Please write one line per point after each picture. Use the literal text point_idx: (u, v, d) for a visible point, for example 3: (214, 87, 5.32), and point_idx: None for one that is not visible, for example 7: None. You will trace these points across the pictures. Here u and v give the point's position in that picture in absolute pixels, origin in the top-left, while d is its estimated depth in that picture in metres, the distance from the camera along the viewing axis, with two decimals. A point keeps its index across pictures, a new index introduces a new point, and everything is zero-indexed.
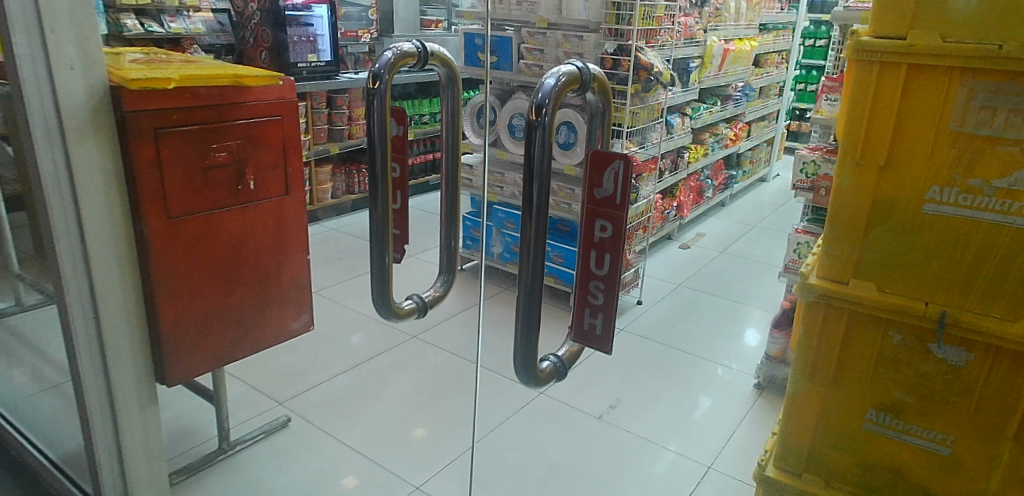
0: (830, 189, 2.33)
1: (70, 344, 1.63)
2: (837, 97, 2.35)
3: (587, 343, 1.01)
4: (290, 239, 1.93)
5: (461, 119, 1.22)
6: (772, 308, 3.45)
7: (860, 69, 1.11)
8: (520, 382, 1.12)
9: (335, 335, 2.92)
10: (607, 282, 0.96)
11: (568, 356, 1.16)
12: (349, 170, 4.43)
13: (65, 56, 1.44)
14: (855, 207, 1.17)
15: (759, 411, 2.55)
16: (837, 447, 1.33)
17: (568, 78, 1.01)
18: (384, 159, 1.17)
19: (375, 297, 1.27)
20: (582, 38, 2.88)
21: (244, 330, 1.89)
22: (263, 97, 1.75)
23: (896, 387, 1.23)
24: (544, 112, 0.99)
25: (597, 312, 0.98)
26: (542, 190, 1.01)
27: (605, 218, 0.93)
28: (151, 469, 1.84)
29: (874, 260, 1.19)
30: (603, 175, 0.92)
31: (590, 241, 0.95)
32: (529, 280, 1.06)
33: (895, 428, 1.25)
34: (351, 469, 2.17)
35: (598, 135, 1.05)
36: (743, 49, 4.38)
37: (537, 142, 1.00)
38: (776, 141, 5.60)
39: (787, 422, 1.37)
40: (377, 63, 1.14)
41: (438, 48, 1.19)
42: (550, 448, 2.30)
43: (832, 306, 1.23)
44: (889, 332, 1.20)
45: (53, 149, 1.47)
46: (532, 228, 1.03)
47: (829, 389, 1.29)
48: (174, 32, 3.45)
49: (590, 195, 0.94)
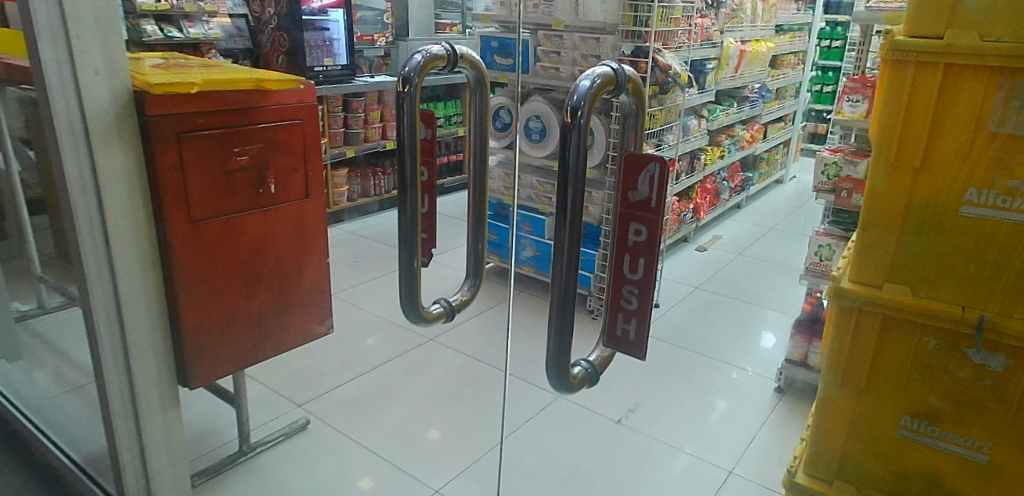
0: (853, 191, 2.30)
1: (94, 346, 1.64)
2: (859, 98, 2.32)
3: (619, 348, 1.00)
4: (311, 242, 1.94)
5: (489, 121, 1.21)
6: (790, 311, 3.42)
7: (894, 70, 1.09)
8: (552, 388, 1.11)
9: (353, 337, 2.92)
10: (642, 287, 0.94)
11: (599, 361, 1.15)
12: (366, 172, 4.44)
13: (90, 61, 1.45)
14: (890, 210, 1.16)
15: (780, 415, 2.52)
16: (870, 454, 1.31)
17: (602, 79, 1.00)
18: (414, 162, 1.17)
19: (403, 301, 1.26)
20: (599, 40, 2.87)
21: (266, 333, 1.90)
22: (285, 100, 1.76)
23: (931, 393, 1.21)
24: (579, 114, 0.98)
25: (631, 317, 0.97)
26: (576, 193, 1.00)
27: (640, 221, 0.92)
28: (173, 471, 1.85)
29: (909, 264, 1.17)
30: (638, 178, 0.91)
31: (624, 244, 0.94)
32: (561, 285, 1.05)
33: (930, 434, 1.23)
34: (371, 471, 2.17)
35: (631, 138, 1.04)
36: (759, 50, 4.35)
37: (572, 145, 0.99)
38: (793, 143, 5.56)
39: (817, 429, 1.35)
40: (406, 66, 1.14)
41: (467, 51, 1.18)
42: (569, 452, 2.29)
43: (866, 310, 1.21)
44: (925, 336, 1.18)
45: (79, 154, 1.48)
46: (566, 233, 1.02)
47: (862, 394, 1.27)
48: (194, 37, 3.43)
49: (624, 197, 0.93)
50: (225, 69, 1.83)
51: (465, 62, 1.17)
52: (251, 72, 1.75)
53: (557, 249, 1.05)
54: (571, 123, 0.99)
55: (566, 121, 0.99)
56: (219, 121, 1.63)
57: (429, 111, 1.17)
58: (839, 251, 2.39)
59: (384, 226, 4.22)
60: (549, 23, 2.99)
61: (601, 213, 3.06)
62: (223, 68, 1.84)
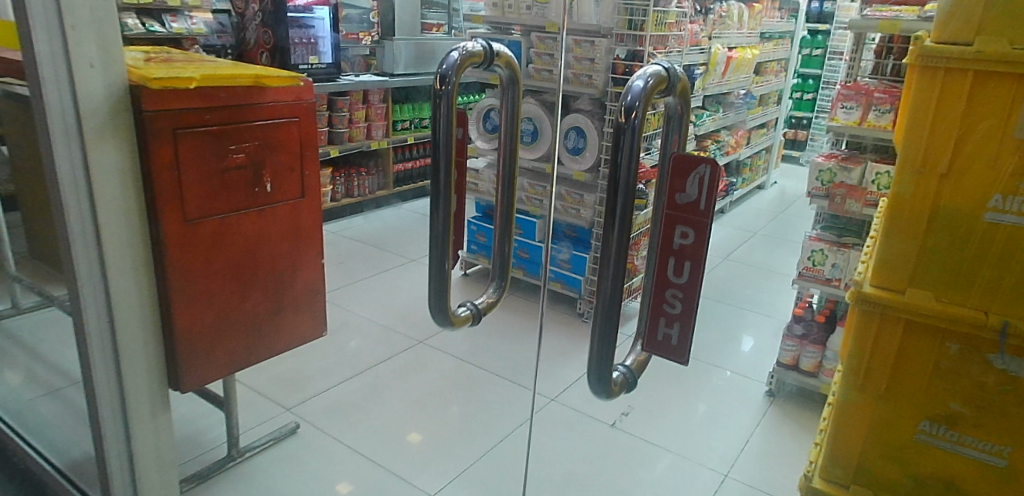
0: (847, 197, 2.33)
1: (82, 348, 1.58)
2: (853, 105, 2.33)
3: (659, 352, 0.99)
4: (307, 243, 1.90)
5: (520, 121, 1.20)
6: (775, 315, 3.45)
7: (923, 75, 1.10)
8: (594, 394, 1.09)
9: (341, 340, 2.87)
10: (686, 292, 0.93)
11: (636, 365, 1.13)
12: (349, 172, 4.35)
13: (85, 54, 1.40)
14: (915, 215, 1.16)
15: (772, 418, 2.53)
16: (887, 458, 1.31)
17: (655, 79, 0.99)
18: (449, 164, 1.16)
19: (432, 304, 1.26)
20: (594, 44, 2.83)
21: (260, 335, 1.86)
22: (283, 96, 1.72)
23: (952, 397, 1.21)
24: (633, 115, 0.97)
25: (674, 322, 0.96)
26: (627, 197, 0.98)
27: (687, 224, 0.91)
28: (163, 477, 1.80)
29: (932, 269, 1.18)
30: (687, 180, 0.90)
31: (669, 247, 0.93)
32: (608, 295, 1.04)
33: (949, 439, 1.24)
34: (365, 476, 2.13)
35: (675, 139, 1.02)
36: (745, 57, 4.39)
37: (626, 147, 0.97)
38: (774, 149, 5.61)
39: (832, 434, 1.36)
40: (444, 63, 1.12)
41: (502, 48, 1.17)
42: (564, 457, 2.27)
43: (887, 314, 1.22)
44: (947, 341, 1.19)
45: (71, 149, 1.43)
46: (614, 237, 1.00)
47: (881, 397, 1.28)
48: (176, 32, 3.32)
49: (671, 200, 0.92)
50: (221, 64, 1.78)
51: (501, 60, 1.16)
52: (252, 69, 1.71)
53: (606, 257, 1.03)
54: (620, 126, 0.97)
55: (618, 125, 0.98)
56: (218, 118, 1.59)
57: (464, 111, 1.15)
58: (831, 256, 2.42)
59: (369, 227, 4.17)
60: (543, 25, 2.97)
61: (593, 216, 3.03)
62: (219, 63, 1.79)
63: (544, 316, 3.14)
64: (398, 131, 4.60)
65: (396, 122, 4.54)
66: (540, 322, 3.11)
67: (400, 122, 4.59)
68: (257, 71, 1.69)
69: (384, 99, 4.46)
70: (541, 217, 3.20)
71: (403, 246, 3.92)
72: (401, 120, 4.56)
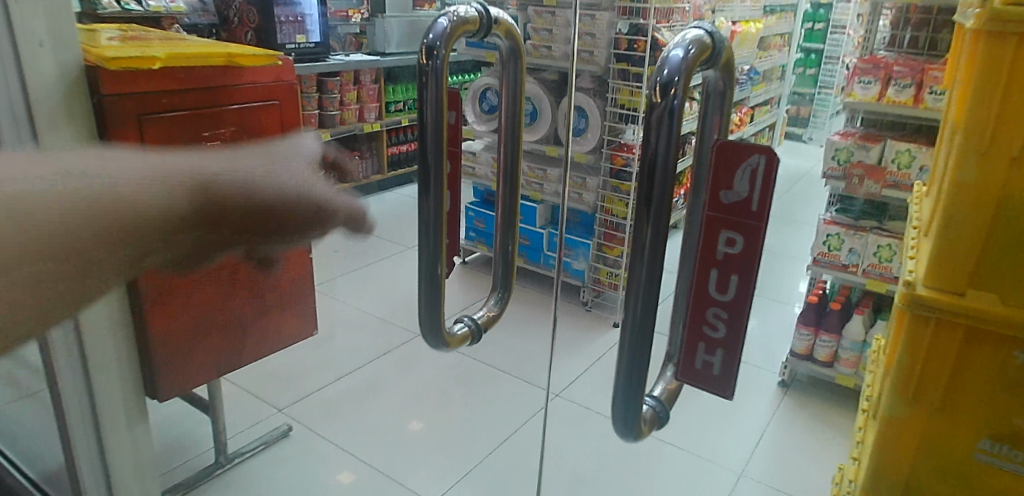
0: (866, 177, 2.20)
1: (46, 357, 1.44)
2: (871, 79, 2.17)
3: (697, 383, 0.84)
4: (293, 237, 1.77)
5: (525, 102, 1.08)
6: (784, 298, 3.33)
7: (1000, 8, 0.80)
8: (618, 431, 0.96)
9: (334, 333, 2.75)
10: (732, 311, 0.77)
11: (667, 395, 0.98)
12: (343, 156, 4.19)
13: (32, 32, 1.25)
14: (983, 185, 0.86)
15: (787, 410, 2.42)
16: (933, 485, 1.01)
17: (697, 48, 0.81)
18: (440, 153, 1.02)
19: (424, 326, 1.14)
20: (595, 17, 2.64)
21: (244, 334, 1.74)
22: (257, 77, 1.57)
23: (1018, 413, 0.90)
24: (671, 92, 0.79)
25: (717, 348, 0.80)
26: (662, 193, 0.82)
27: (734, 229, 0.73)
28: (144, 489, 1.69)
29: (1002, 254, 0.87)
30: (735, 174, 0.71)
31: (712, 257, 0.76)
32: (637, 310, 0.89)
33: (1015, 463, 0.93)
34: (362, 481, 2.02)
35: (715, 123, 0.84)
36: (749, 31, 4.23)
37: (662, 134, 0.81)
38: (779, 126, 5.47)
39: (861, 459, 1.11)
40: (431, 33, 0.98)
41: (503, 15, 1.03)
42: (569, 456, 2.16)
43: (943, 313, 0.90)
44: (1016, 347, 0.87)
45: (22, 139, 1.29)
46: (647, 238, 0.84)
47: (931, 416, 0.96)
48: (154, 11, 3.13)
49: (715, 200, 0.73)
50: (192, 41, 1.63)
51: (500, 31, 1.02)
52: (224, 46, 1.56)
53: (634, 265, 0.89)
54: (652, 108, 0.81)
55: (650, 107, 0.81)
56: (185, 102, 1.45)
57: (457, 91, 1.01)
58: (848, 240, 2.30)
59: (363, 214, 4.04)
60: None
61: (596, 201, 2.91)
62: (188, 41, 1.65)
63: (546, 306, 3.03)
64: (391, 113, 4.44)
65: (389, 103, 4.41)
66: (543, 311, 2.99)
67: (393, 104, 4.43)
68: (229, 49, 1.54)
69: (375, 80, 4.30)
70: (542, 202, 3.07)
71: (398, 233, 3.80)
72: (394, 102, 4.44)
